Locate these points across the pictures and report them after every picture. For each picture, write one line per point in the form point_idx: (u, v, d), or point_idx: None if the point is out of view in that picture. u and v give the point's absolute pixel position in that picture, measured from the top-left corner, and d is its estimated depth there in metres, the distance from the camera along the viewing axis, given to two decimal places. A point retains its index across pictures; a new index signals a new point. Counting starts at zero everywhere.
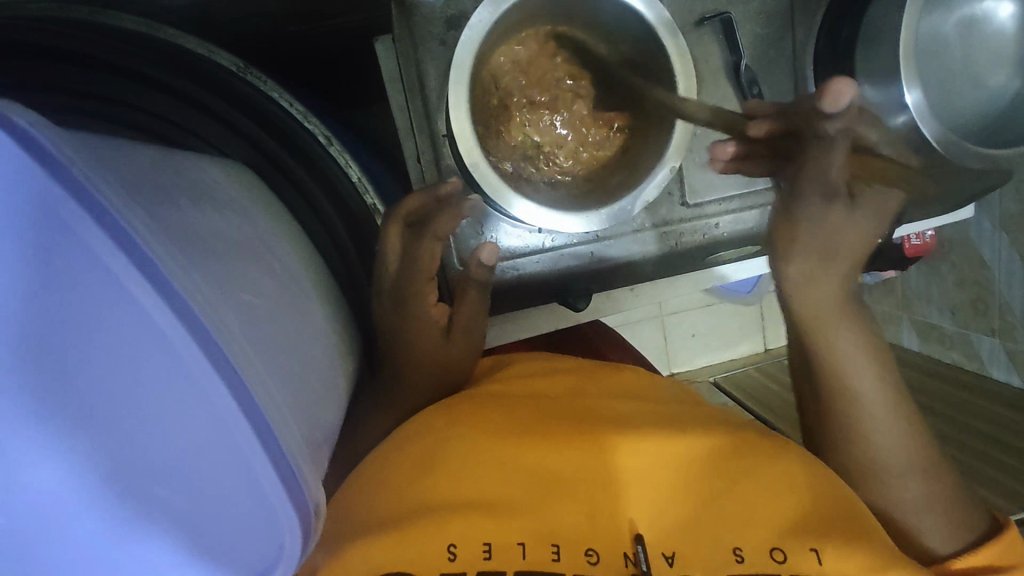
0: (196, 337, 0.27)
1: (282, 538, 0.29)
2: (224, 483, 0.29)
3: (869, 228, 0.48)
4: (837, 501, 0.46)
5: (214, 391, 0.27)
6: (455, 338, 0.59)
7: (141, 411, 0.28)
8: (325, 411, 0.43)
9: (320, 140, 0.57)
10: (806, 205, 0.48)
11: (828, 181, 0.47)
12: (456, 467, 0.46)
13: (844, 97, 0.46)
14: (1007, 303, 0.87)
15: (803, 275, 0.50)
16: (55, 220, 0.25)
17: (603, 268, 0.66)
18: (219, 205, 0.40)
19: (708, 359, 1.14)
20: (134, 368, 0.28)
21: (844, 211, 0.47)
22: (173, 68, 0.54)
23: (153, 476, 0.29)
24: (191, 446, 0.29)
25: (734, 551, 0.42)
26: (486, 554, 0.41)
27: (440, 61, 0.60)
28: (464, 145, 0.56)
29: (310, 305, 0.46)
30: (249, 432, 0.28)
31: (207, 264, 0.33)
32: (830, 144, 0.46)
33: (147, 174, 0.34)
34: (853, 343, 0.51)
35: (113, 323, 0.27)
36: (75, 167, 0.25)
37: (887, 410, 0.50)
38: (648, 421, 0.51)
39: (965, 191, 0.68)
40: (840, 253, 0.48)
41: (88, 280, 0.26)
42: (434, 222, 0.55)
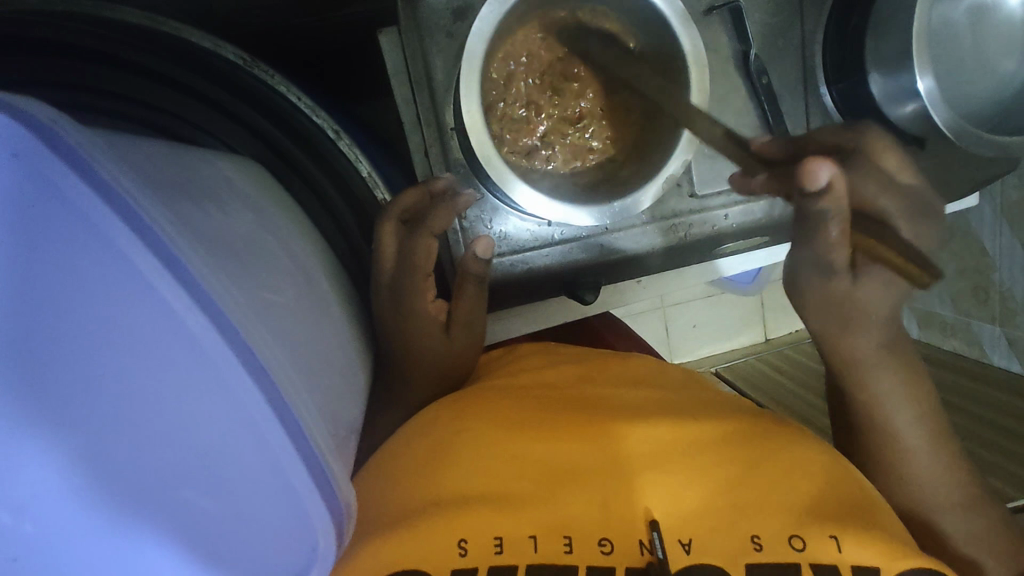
0: (226, 339, 0.27)
1: (315, 541, 0.28)
2: (250, 482, 0.28)
3: (886, 297, 0.48)
4: (850, 485, 0.46)
5: (242, 390, 0.27)
6: (455, 331, 0.58)
7: (165, 414, 0.28)
8: (344, 408, 0.42)
9: (328, 134, 0.56)
10: (810, 278, 0.49)
11: (826, 261, 0.46)
12: (468, 460, 0.46)
13: (821, 179, 0.42)
14: (1009, 291, 0.88)
15: (826, 306, 0.50)
16: (80, 218, 0.25)
17: (612, 260, 0.66)
18: (231, 200, 0.39)
19: (711, 349, 1.14)
20: (156, 369, 0.27)
21: (850, 282, 0.48)
22: (178, 63, 0.52)
23: (179, 479, 0.28)
24: (216, 443, 0.28)
25: (752, 539, 0.42)
26: (497, 548, 0.41)
27: (447, 54, 0.59)
28: (476, 134, 0.56)
29: (325, 301, 0.46)
30: (277, 429, 0.27)
31: (228, 265, 0.32)
32: (822, 219, 0.44)
33: (161, 171, 0.33)
34: (889, 386, 0.51)
35: (134, 323, 0.26)
36: (100, 167, 0.25)
37: (928, 454, 0.50)
38: (657, 408, 0.51)
39: (969, 179, 0.69)
40: (856, 321, 0.49)
41: (110, 279, 0.26)
42: (428, 219, 0.55)
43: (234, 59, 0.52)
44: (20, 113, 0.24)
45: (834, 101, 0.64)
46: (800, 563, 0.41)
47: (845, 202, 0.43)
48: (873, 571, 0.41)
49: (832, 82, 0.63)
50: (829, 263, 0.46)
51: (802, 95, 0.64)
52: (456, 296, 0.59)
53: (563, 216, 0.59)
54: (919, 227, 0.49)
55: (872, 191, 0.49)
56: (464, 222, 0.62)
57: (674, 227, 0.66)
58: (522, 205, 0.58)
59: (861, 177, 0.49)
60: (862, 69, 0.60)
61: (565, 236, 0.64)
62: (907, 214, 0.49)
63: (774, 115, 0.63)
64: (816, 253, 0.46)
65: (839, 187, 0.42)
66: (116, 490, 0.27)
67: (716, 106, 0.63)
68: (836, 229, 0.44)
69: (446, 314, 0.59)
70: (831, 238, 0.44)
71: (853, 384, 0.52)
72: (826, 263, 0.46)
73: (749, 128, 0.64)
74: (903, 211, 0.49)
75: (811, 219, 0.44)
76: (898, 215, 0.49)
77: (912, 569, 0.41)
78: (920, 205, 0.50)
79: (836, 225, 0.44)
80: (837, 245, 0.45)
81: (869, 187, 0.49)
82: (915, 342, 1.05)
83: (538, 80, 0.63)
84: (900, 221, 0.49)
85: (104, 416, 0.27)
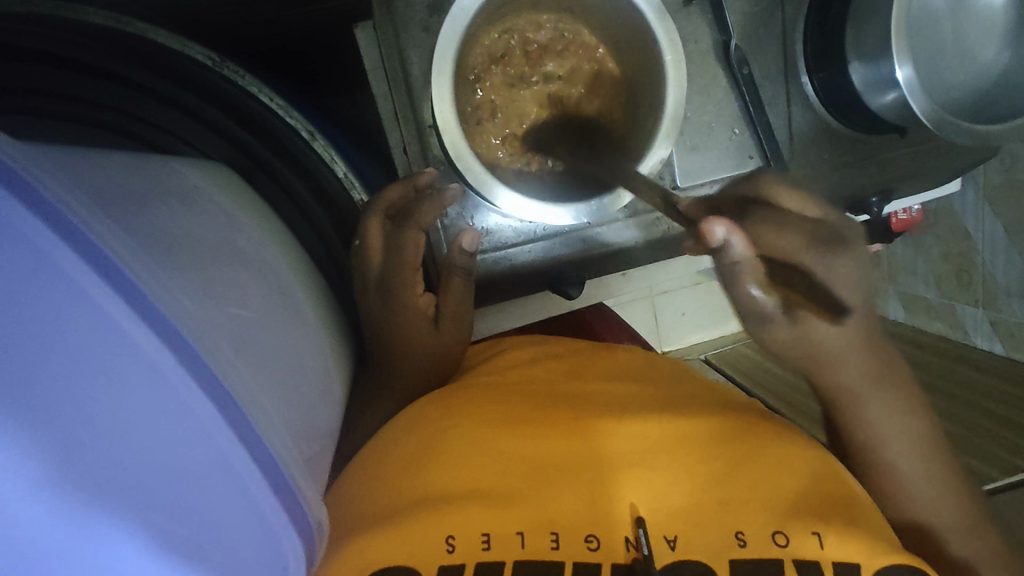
0: (188, 367, 0.28)
1: (284, 559, 0.30)
2: (217, 505, 0.28)
3: (827, 336, 0.45)
4: (828, 479, 0.46)
5: (209, 421, 0.28)
6: (444, 325, 0.58)
7: (129, 441, 0.27)
8: (321, 418, 0.43)
9: (301, 135, 0.56)
10: (754, 329, 0.46)
11: (758, 309, 0.44)
12: (455, 457, 0.46)
13: (717, 239, 0.40)
14: (990, 274, 0.89)
15: (772, 346, 0.46)
16: (30, 251, 0.25)
17: (596, 253, 0.66)
18: (200, 208, 0.39)
19: (699, 336, 1.15)
20: (120, 396, 0.27)
21: (790, 327, 0.45)
22: (145, 67, 0.52)
23: (145, 509, 0.27)
24: (183, 467, 0.28)
25: (737, 535, 0.42)
26: (484, 544, 0.41)
27: (423, 49, 0.59)
28: (450, 135, 0.56)
29: (298, 306, 0.45)
30: (244, 457, 0.28)
31: (191, 281, 0.32)
32: (735, 276, 0.42)
33: (124, 187, 0.33)
34: (879, 411, 0.49)
35: (94, 352, 0.26)
36: (46, 192, 0.25)
37: (923, 467, 0.48)
38: (641, 402, 0.52)
39: (951, 166, 0.68)
40: (816, 361, 0.47)
41: (66, 309, 0.25)
42: (416, 212, 0.54)
43: (201, 59, 0.52)
44: None
45: (815, 90, 0.64)
46: (782, 560, 0.41)
47: (751, 252, 0.41)
48: (855, 566, 0.41)
49: (813, 71, 0.63)
50: (761, 312, 0.44)
51: (783, 84, 0.64)
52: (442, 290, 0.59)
53: (544, 215, 0.59)
54: (837, 264, 0.45)
55: (769, 235, 0.45)
56: (446, 219, 0.61)
57: (654, 222, 0.66)
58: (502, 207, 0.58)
59: (755, 225, 0.46)
60: (842, 58, 0.60)
61: (549, 230, 0.64)
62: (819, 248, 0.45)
63: (754, 105, 0.63)
64: (743, 306, 0.44)
65: (738, 244, 0.40)
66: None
67: (697, 97, 0.63)
68: (750, 283, 0.42)
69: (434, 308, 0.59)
70: (751, 293, 0.43)
71: (844, 413, 0.50)
72: (757, 314, 0.44)
73: (730, 119, 0.63)
74: (819, 256, 0.45)
75: (726, 274, 0.42)
76: (808, 257, 0.45)
77: (894, 565, 0.42)
78: (840, 238, 0.47)
79: (749, 278, 0.42)
80: (760, 298, 0.43)
81: (783, 234, 0.45)
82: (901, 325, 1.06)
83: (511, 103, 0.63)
84: (815, 261, 0.45)
85: (63, 441, 0.25)
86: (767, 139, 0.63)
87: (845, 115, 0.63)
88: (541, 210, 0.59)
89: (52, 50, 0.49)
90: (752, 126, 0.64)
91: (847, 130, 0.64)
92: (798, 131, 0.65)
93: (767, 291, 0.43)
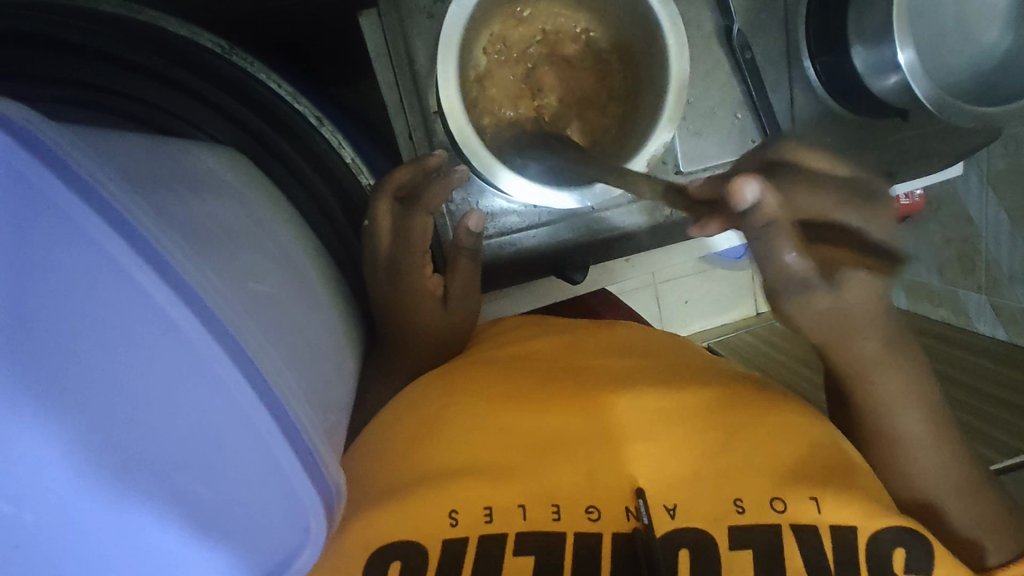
0: (210, 330, 0.28)
1: (306, 521, 0.31)
2: (241, 463, 0.30)
3: (868, 295, 0.46)
4: (828, 451, 0.47)
5: (239, 391, 0.28)
6: (454, 306, 0.59)
7: (155, 411, 0.29)
8: (335, 391, 0.44)
9: (310, 121, 0.57)
10: (788, 297, 0.46)
11: (796, 275, 0.44)
12: (458, 433, 0.47)
13: (748, 196, 0.40)
14: (994, 260, 0.90)
15: (807, 307, 0.47)
16: (58, 217, 0.25)
17: (600, 239, 0.67)
18: (216, 190, 0.41)
19: (702, 324, 1.16)
20: (148, 369, 0.28)
21: (833, 294, 0.46)
22: (157, 53, 0.53)
23: (176, 468, 0.29)
24: (207, 435, 0.29)
25: (734, 502, 0.43)
26: (487, 517, 0.43)
27: (428, 35, 0.59)
28: (455, 120, 0.56)
29: (312, 286, 0.47)
30: (272, 425, 0.29)
31: (209, 254, 0.33)
32: (766, 237, 0.43)
33: (142, 164, 0.34)
34: (893, 385, 0.49)
35: (122, 324, 0.27)
36: (81, 168, 0.26)
37: (927, 441, 0.49)
38: (642, 376, 0.53)
39: (954, 151, 0.68)
40: (852, 323, 0.47)
41: (101, 282, 0.26)
42: (424, 196, 0.56)
43: (211, 47, 0.53)
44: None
45: (818, 75, 0.64)
46: (779, 524, 0.42)
47: (782, 215, 0.42)
48: (851, 528, 0.42)
49: (815, 55, 0.63)
50: (801, 279, 0.45)
51: (786, 70, 0.64)
52: (450, 271, 0.60)
53: (548, 198, 0.60)
54: (870, 221, 0.47)
55: (804, 196, 0.47)
56: (451, 205, 0.62)
57: (659, 206, 0.67)
58: (507, 190, 0.59)
59: (794, 190, 0.47)
60: (845, 42, 0.60)
61: (553, 216, 0.65)
62: (855, 206, 0.47)
63: (756, 90, 0.63)
64: (779, 274, 0.45)
65: (769, 202, 0.41)
66: (117, 476, 0.29)
67: (699, 82, 0.63)
68: (786, 246, 0.43)
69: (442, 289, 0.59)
70: (786, 258, 0.43)
71: (857, 385, 0.50)
72: (798, 280, 0.45)
73: (733, 103, 0.64)
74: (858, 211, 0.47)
75: (761, 238, 0.43)
76: (842, 211, 0.47)
77: (889, 525, 0.43)
78: (874, 193, 0.48)
79: (784, 241, 0.43)
80: (795, 263, 0.44)
81: (816, 194, 0.47)
82: (904, 312, 1.07)
83: (518, 108, 0.64)
84: (850, 213, 0.47)
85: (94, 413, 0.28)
86: (768, 120, 0.64)
87: (847, 99, 0.63)
88: (544, 193, 0.60)
89: (59, 35, 0.49)
90: (754, 110, 0.64)
91: (850, 114, 0.65)
92: (800, 115, 0.65)
93: (802, 255, 0.44)
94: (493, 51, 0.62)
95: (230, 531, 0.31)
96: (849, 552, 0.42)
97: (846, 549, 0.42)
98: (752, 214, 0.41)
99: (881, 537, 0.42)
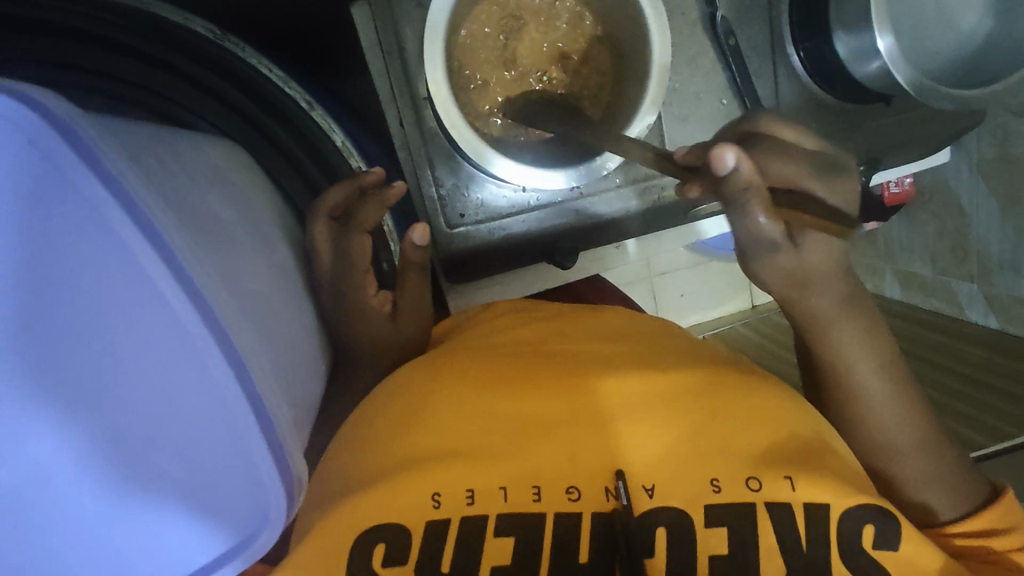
0: (196, 303, 0.30)
1: (268, 505, 0.33)
2: (215, 440, 0.32)
3: (824, 253, 0.49)
4: (805, 435, 0.47)
5: (217, 365, 0.30)
6: (403, 320, 0.58)
7: (138, 387, 0.32)
8: (303, 385, 0.44)
9: (301, 105, 0.59)
10: (755, 254, 0.49)
11: (764, 236, 0.46)
12: (441, 415, 0.47)
13: (727, 163, 0.42)
14: (985, 249, 0.90)
15: (775, 264, 0.49)
16: (70, 188, 0.28)
17: (588, 225, 0.68)
18: (192, 165, 0.39)
19: (697, 316, 1.16)
20: (134, 345, 0.31)
21: (794, 253, 0.49)
22: (154, 39, 0.52)
23: (157, 439, 0.33)
24: (188, 411, 0.32)
25: (711, 481, 0.44)
26: (469, 499, 0.43)
27: (417, 23, 0.60)
28: (443, 104, 0.57)
29: (288, 273, 0.47)
30: (246, 407, 0.31)
31: (199, 232, 0.34)
32: (739, 203, 0.44)
33: (139, 138, 0.35)
34: (853, 334, 0.51)
35: (120, 298, 0.30)
36: (94, 143, 0.28)
37: (890, 403, 0.51)
38: (626, 360, 0.53)
39: (940, 136, 0.69)
40: (815, 279, 0.50)
41: (106, 253, 0.29)
42: (357, 216, 0.54)
43: (207, 34, 0.55)
44: (16, 93, 0.27)
45: (801, 61, 0.64)
46: (755, 503, 0.43)
47: (758, 180, 0.43)
48: (824, 506, 0.43)
49: (799, 42, 0.64)
50: (765, 238, 0.47)
51: (771, 56, 0.65)
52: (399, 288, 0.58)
53: (538, 179, 0.61)
54: (837, 187, 0.48)
55: (777, 163, 0.47)
56: (442, 190, 0.63)
57: (648, 188, 0.68)
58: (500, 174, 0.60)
59: (766, 157, 0.48)
60: (827, 28, 0.61)
61: (542, 201, 0.65)
62: (819, 175, 0.48)
63: (741, 76, 0.63)
64: (748, 232, 0.47)
65: (746, 169, 0.43)
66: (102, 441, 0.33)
67: (684, 69, 0.64)
68: (758, 211, 0.44)
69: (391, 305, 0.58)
70: (756, 220, 0.45)
71: (819, 338, 0.52)
72: (763, 240, 0.47)
73: (717, 90, 0.64)
74: (823, 180, 0.48)
75: (732, 202, 0.45)
76: (815, 182, 0.48)
77: (860, 504, 0.44)
78: (839, 163, 0.51)
79: (757, 206, 0.44)
80: (765, 225, 0.45)
81: (789, 161, 0.48)
82: (898, 303, 1.07)
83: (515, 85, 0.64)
84: (820, 183, 0.48)
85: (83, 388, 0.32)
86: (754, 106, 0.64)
87: (830, 84, 0.64)
88: (536, 174, 0.61)
89: (45, 17, 0.49)
90: (739, 96, 0.64)
91: (833, 100, 0.65)
92: (785, 101, 0.65)
93: (773, 219, 0.46)
94: (484, 35, 0.62)
95: (197, 505, 0.34)
96: (821, 532, 0.43)
97: (817, 529, 0.43)
98: (731, 181, 0.43)
99: (851, 518, 0.43)
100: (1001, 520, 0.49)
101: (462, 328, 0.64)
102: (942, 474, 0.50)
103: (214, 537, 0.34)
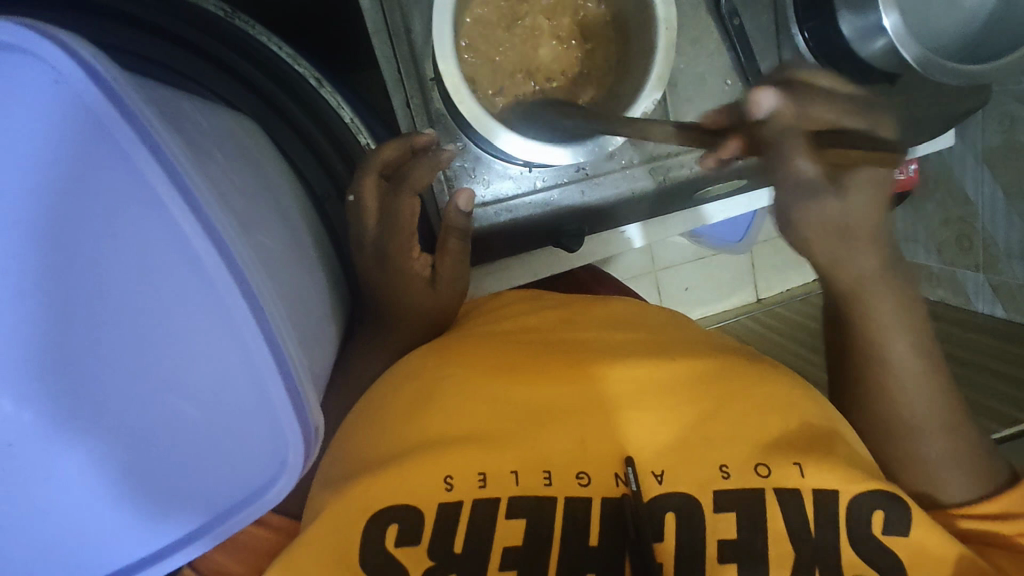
0: (224, 260, 0.29)
1: (286, 454, 0.33)
2: (237, 394, 0.32)
3: (873, 198, 0.47)
4: (817, 423, 0.46)
5: (243, 320, 0.30)
6: (443, 286, 0.58)
7: (163, 331, 0.32)
8: (319, 354, 0.45)
9: (310, 81, 0.59)
10: (797, 206, 0.46)
11: (805, 183, 0.44)
12: (451, 402, 0.46)
13: (765, 104, 0.45)
14: (991, 237, 0.90)
15: (819, 214, 0.47)
16: (105, 138, 0.28)
17: (596, 207, 0.67)
18: (216, 135, 0.39)
19: (702, 311, 1.15)
20: (159, 293, 0.31)
21: (842, 203, 0.46)
22: (171, 15, 0.54)
23: (182, 385, 0.33)
24: (210, 361, 0.32)
25: (720, 468, 0.43)
26: (481, 482, 0.42)
27: (423, 6, 0.59)
28: (451, 81, 0.56)
29: (304, 248, 0.47)
30: (269, 364, 0.31)
31: (223, 190, 0.34)
32: (781, 147, 0.43)
33: (166, 101, 0.35)
34: (883, 303, 0.51)
35: (149, 248, 0.30)
36: (128, 97, 0.28)
37: (915, 372, 0.50)
38: (635, 346, 0.52)
39: (943, 118, 0.70)
40: (855, 232, 0.48)
41: (136, 204, 0.29)
42: (411, 176, 0.54)
43: (216, 9, 0.55)
44: (55, 39, 0.27)
45: (806, 43, 0.64)
46: (763, 488, 0.42)
47: (796, 120, 0.45)
48: (832, 492, 0.42)
49: (803, 22, 0.64)
50: (810, 186, 0.44)
51: (774, 37, 0.65)
52: (439, 251, 0.59)
53: (544, 154, 0.60)
54: (882, 124, 0.48)
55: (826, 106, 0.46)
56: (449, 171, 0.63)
57: (658, 168, 0.67)
58: (506, 148, 0.59)
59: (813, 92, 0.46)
60: (832, 8, 0.60)
61: (548, 182, 0.65)
62: (868, 116, 0.48)
63: (746, 56, 0.63)
64: (790, 184, 0.44)
65: (786, 109, 0.45)
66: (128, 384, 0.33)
67: (689, 50, 0.63)
68: (800, 156, 0.43)
69: (431, 269, 0.58)
70: (797, 166, 0.43)
71: (854, 305, 0.51)
72: (806, 188, 0.44)
73: (722, 71, 0.64)
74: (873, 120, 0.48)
75: (773, 149, 0.44)
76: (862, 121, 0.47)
77: (871, 491, 0.43)
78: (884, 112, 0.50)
79: (799, 151, 0.43)
80: (808, 170, 0.44)
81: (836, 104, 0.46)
82: None
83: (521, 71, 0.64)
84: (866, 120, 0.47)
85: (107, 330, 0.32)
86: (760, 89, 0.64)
87: (834, 65, 0.64)
88: (540, 149, 0.60)
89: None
90: (744, 77, 0.64)
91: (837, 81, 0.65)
92: None
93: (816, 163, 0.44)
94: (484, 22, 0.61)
95: (218, 450, 0.34)
96: (831, 516, 0.42)
97: (828, 511, 0.42)
98: (767, 123, 0.45)
99: (862, 502, 0.42)
100: (995, 498, 0.49)
101: (470, 310, 0.63)
102: (936, 453, 0.49)
103: (233, 484, 0.35)
